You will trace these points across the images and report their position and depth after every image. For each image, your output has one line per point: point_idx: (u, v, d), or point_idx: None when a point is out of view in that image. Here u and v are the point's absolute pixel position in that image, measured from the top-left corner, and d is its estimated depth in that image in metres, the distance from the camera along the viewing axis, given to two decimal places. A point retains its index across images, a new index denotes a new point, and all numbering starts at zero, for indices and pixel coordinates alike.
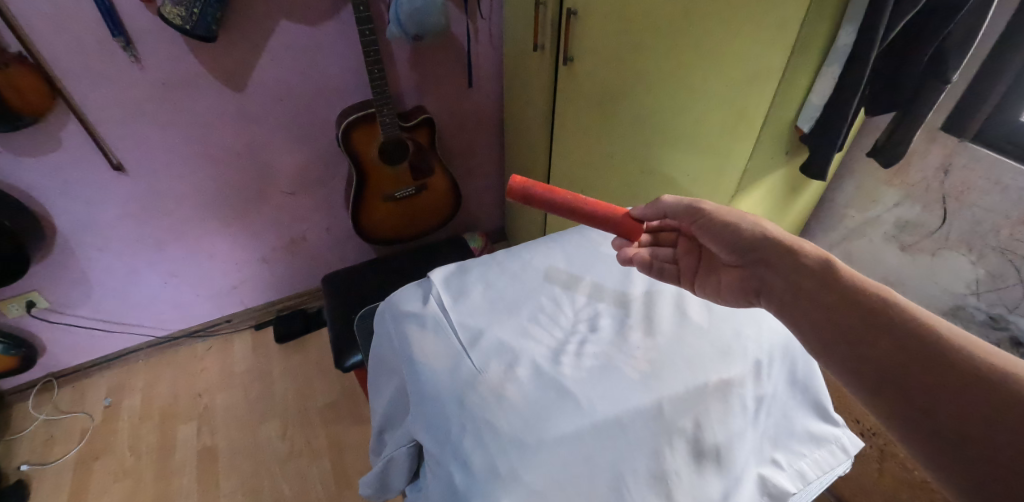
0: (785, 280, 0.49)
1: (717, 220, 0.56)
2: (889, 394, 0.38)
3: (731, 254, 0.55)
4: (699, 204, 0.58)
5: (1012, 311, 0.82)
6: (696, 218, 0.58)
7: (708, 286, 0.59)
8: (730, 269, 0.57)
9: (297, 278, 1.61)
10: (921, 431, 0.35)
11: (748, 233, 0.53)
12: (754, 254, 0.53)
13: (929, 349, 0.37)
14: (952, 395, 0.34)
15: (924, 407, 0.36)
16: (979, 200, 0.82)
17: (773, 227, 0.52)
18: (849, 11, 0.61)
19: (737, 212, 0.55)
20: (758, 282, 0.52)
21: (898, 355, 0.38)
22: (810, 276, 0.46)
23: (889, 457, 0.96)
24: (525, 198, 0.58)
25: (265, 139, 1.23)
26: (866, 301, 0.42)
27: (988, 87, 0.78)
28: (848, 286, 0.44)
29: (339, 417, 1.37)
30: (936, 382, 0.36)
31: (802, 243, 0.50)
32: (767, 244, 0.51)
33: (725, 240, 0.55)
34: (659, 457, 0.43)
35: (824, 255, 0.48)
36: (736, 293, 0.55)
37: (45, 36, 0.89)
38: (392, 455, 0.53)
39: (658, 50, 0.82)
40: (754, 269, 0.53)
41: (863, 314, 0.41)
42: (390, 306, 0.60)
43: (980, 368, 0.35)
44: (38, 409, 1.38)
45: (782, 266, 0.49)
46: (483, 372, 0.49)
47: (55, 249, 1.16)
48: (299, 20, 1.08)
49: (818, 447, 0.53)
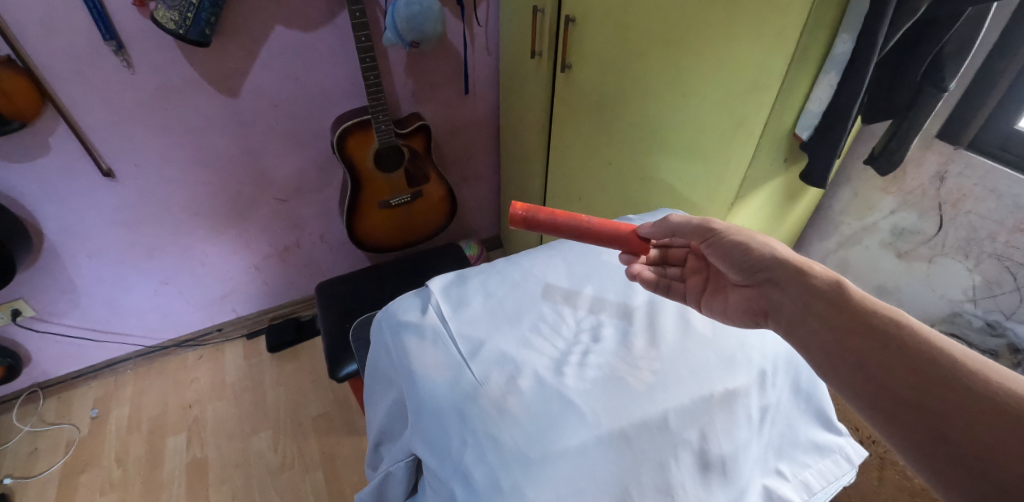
0: (794, 300, 0.48)
1: (729, 239, 0.56)
2: (901, 417, 0.37)
3: (739, 273, 0.55)
4: (711, 224, 0.57)
5: (1009, 317, 0.86)
6: (707, 237, 0.58)
7: (715, 305, 0.59)
8: (738, 288, 0.56)
9: (291, 285, 1.59)
10: (935, 459, 0.34)
11: (757, 253, 0.53)
12: (762, 274, 0.52)
13: (942, 371, 0.37)
14: (968, 419, 0.34)
15: (942, 433, 0.34)
16: (974, 208, 0.85)
17: (782, 248, 0.52)
18: (845, 20, 0.62)
19: (749, 232, 0.55)
20: (767, 302, 0.52)
21: (912, 378, 0.37)
22: (822, 297, 0.46)
23: (889, 464, 0.97)
24: (529, 224, 0.56)
25: (260, 145, 1.22)
26: (878, 325, 0.41)
27: (983, 97, 0.80)
28: (857, 308, 0.43)
29: (334, 428, 1.34)
30: (952, 408, 0.35)
31: (812, 265, 0.50)
32: (777, 264, 0.51)
33: (735, 259, 0.55)
34: (665, 471, 0.42)
35: (836, 278, 0.47)
36: (743, 313, 0.55)
37: (33, 39, 0.87)
38: (390, 470, 0.51)
39: (657, 56, 0.82)
40: (763, 289, 0.52)
41: (875, 339, 0.41)
42: (388, 315, 0.58)
43: (996, 394, 0.34)
44: (22, 421, 1.34)
45: (791, 287, 0.49)
46: (483, 383, 0.48)
47: (41, 256, 1.13)
48: (296, 26, 1.07)
49: (822, 457, 0.52)
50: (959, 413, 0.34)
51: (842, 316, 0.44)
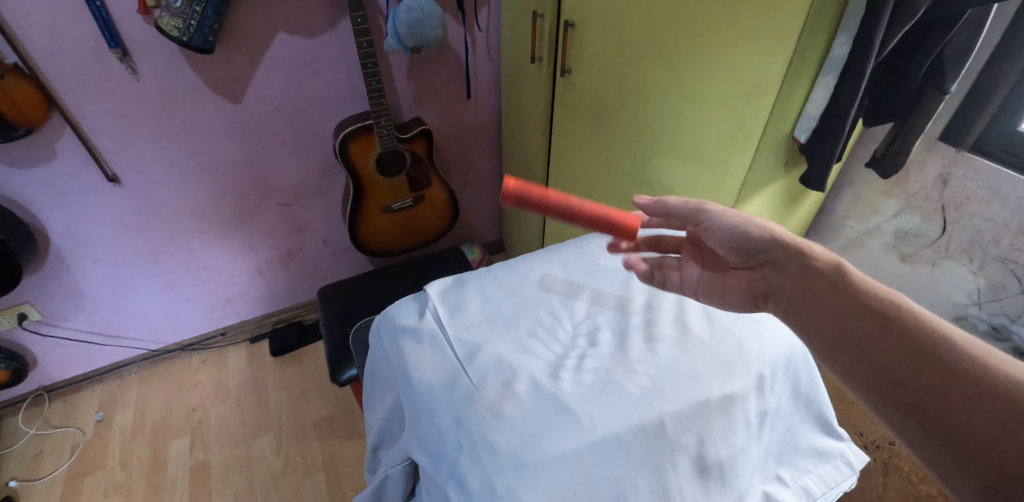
0: (793, 281, 0.47)
1: (724, 220, 0.54)
2: (897, 394, 0.36)
3: (738, 256, 0.54)
4: (704, 205, 0.56)
5: (1015, 321, 0.86)
6: (701, 218, 0.56)
7: (714, 290, 0.58)
8: (738, 271, 0.55)
9: (295, 290, 1.60)
10: (932, 438, 0.34)
11: (754, 235, 0.51)
12: (761, 255, 0.51)
13: (940, 353, 0.36)
14: (963, 399, 0.33)
15: (937, 414, 0.34)
16: (978, 210, 0.85)
17: (782, 229, 0.51)
18: (844, 22, 0.62)
19: (748, 214, 0.53)
20: (767, 285, 0.51)
21: (910, 360, 0.37)
22: (820, 279, 0.45)
23: (894, 470, 0.97)
24: (517, 202, 0.56)
25: (263, 150, 1.23)
26: (878, 307, 0.41)
27: (985, 99, 0.80)
28: (856, 292, 0.43)
29: (336, 432, 1.35)
30: (945, 388, 0.34)
31: (812, 247, 0.48)
32: (775, 246, 0.50)
33: (732, 242, 0.53)
34: (661, 477, 0.42)
35: (838, 262, 0.46)
36: (743, 297, 0.55)
37: (40, 47, 0.89)
38: (387, 474, 0.51)
39: (656, 60, 0.82)
40: (763, 272, 0.51)
41: (874, 320, 0.40)
42: (386, 320, 0.58)
43: (993, 377, 0.33)
44: (28, 424, 1.35)
45: (790, 269, 0.48)
46: (480, 388, 0.48)
47: (48, 261, 1.15)
48: (298, 32, 1.09)
49: (822, 463, 0.51)
50: (956, 392, 0.34)
51: (841, 299, 0.43)
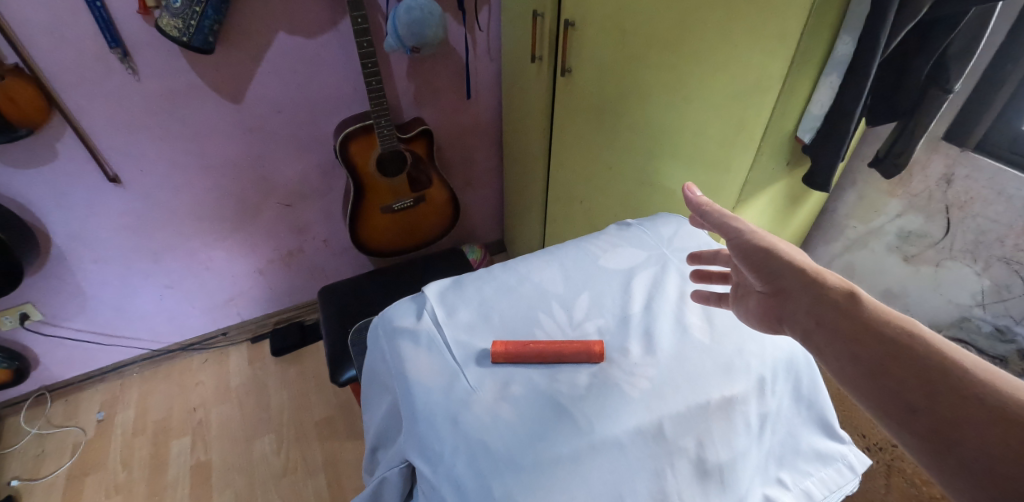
0: (805, 308, 0.43)
1: (747, 243, 0.49)
2: (910, 425, 0.33)
3: (758, 279, 0.49)
4: (731, 221, 0.51)
5: (1019, 322, 0.85)
6: (729, 235, 0.51)
7: (738, 313, 0.54)
8: (758, 295, 0.51)
9: (296, 290, 1.60)
10: (946, 467, 0.31)
11: (774, 260, 0.47)
12: (778, 281, 0.47)
13: (952, 380, 0.33)
14: (979, 431, 0.30)
15: (951, 444, 0.31)
16: (982, 210, 0.84)
17: (799, 255, 0.47)
18: (848, 20, 0.61)
19: (772, 238, 0.49)
20: (780, 312, 0.47)
21: (921, 388, 0.34)
22: (831, 306, 0.42)
23: (897, 471, 0.95)
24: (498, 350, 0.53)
25: (264, 150, 1.23)
26: (888, 334, 0.38)
27: (989, 98, 0.79)
28: (868, 318, 0.39)
29: (336, 432, 1.35)
30: (960, 416, 0.32)
31: (826, 274, 0.45)
32: (791, 272, 0.46)
33: (753, 264, 0.49)
34: (659, 480, 0.42)
35: (850, 289, 0.42)
36: (762, 320, 0.50)
37: (41, 47, 0.89)
38: (384, 476, 0.51)
39: (657, 59, 0.81)
40: (776, 298, 0.47)
41: (884, 346, 0.37)
42: (384, 321, 0.58)
43: (1006, 405, 0.31)
44: (30, 423, 1.36)
45: (803, 297, 0.44)
46: (477, 391, 0.48)
47: (49, 261, 1.15)
48: (298, 32, 1.09)
49: (824, 466, 0.50)
50: (972, 421, 0.31)
51: (850, 326, 0.40)
